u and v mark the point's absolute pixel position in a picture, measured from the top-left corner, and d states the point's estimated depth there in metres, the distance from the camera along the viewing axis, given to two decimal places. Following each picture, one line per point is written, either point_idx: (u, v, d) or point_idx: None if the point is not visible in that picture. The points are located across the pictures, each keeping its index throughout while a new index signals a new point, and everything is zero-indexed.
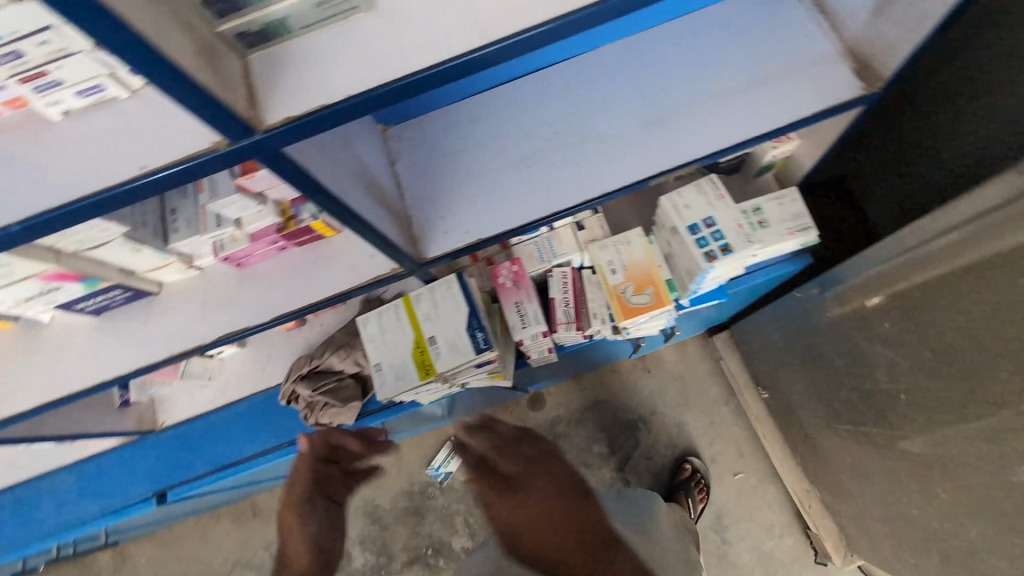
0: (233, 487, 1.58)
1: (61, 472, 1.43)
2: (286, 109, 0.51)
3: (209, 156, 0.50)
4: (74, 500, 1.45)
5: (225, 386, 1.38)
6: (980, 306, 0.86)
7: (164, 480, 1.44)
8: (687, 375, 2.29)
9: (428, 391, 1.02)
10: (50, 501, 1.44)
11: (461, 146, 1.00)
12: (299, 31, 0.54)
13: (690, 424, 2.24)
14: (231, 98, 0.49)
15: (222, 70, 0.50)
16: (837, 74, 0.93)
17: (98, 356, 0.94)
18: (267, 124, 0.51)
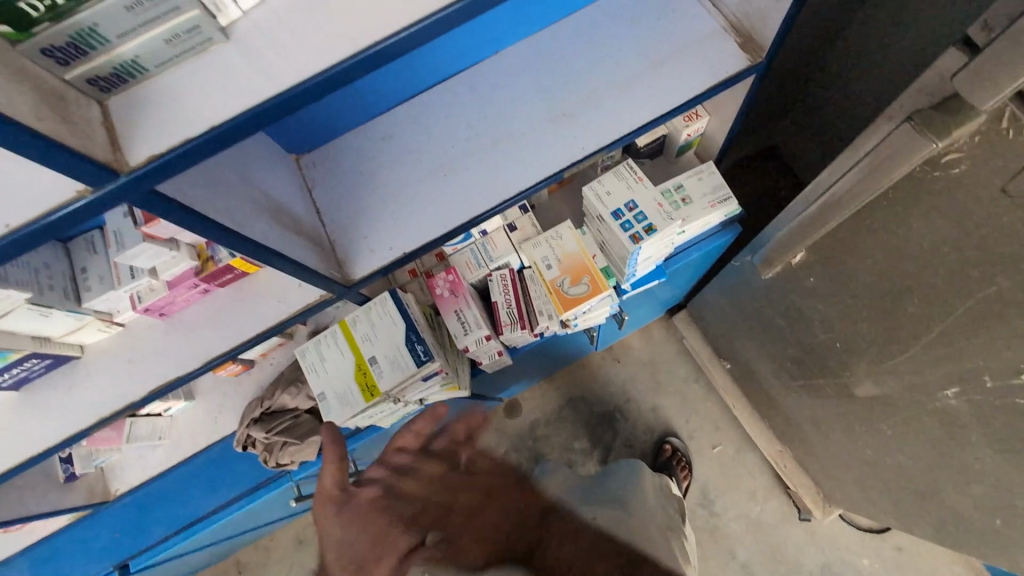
0: (204, 545, 1.51)
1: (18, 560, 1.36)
2: (151, 150, 0.51)
3: (77, 206, 0.50)
4: None
5: (177, 442, 1.33)
6: (875, 248, 0.92)
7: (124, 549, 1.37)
8: (654, 364, 2.32)
9: (379, 409, 1.03)
10: None
11: (376, 165, 1.01)
12: (157, 70, 0.54)
13: (667, 408, 2.28)
14: (90, 147, 0.48)
15: (75, 116, 0.49)
16: (723, 50, 0.97)
17: (28, 430, 0.90)
18: (131, 166, 0.51)
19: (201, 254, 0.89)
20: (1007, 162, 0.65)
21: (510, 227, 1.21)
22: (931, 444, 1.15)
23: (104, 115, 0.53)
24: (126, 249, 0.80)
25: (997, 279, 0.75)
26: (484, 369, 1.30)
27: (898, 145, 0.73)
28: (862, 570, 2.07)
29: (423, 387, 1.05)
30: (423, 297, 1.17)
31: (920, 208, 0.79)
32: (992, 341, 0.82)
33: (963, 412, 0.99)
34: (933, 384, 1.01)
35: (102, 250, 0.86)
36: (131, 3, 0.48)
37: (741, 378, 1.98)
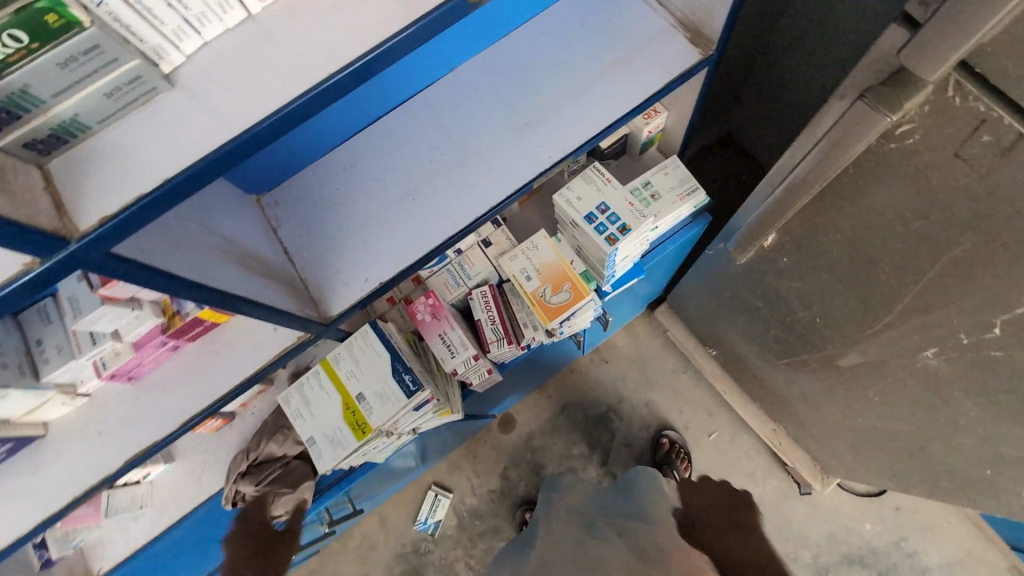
0: None
1: None
2: (102, 211, 0.48)
3: (26, 281, 0.46)
4: None
5: (162, 509, 1.26)
6: (841, 224, 0.94)
7: None
8: (642, 361, 2.34)
9: (372, 446, 1.00)
10: None
11: (342, 197, 0.98)
12: (100, 126, 0.51)
13: (660, 401, 2.29)
14: (34, 215, 0.45)
15: (16, 184, 0.46)
16: (674, 47, 0.99)
17: None
18: (82, 231, 0.47)
19: (166, 310, 0.85)
20: (958, 128, 0.67)
21: (485, 242, 1.20)
22: (916, 405, 1.19)
23: (46, 180, 0.49)
24: (84, 315, 0.76)
25: (958, 241, 0.78)
26: (475, 388, 1.28)
27: (854, 122, 0.75)
28: (866, 535, 2.11)
29: (416, 417, 1.02)
30: (404, 324, 1.14)
31: (880, 181, 0.81)
32: (962, 300, 0.85)
33: (942, 370, 1.03)
34: (911, 347, 1.04)
35: (58, 318, 0.81)
36: (64, 60, 0.45)
37: (727, 362, 2.01)
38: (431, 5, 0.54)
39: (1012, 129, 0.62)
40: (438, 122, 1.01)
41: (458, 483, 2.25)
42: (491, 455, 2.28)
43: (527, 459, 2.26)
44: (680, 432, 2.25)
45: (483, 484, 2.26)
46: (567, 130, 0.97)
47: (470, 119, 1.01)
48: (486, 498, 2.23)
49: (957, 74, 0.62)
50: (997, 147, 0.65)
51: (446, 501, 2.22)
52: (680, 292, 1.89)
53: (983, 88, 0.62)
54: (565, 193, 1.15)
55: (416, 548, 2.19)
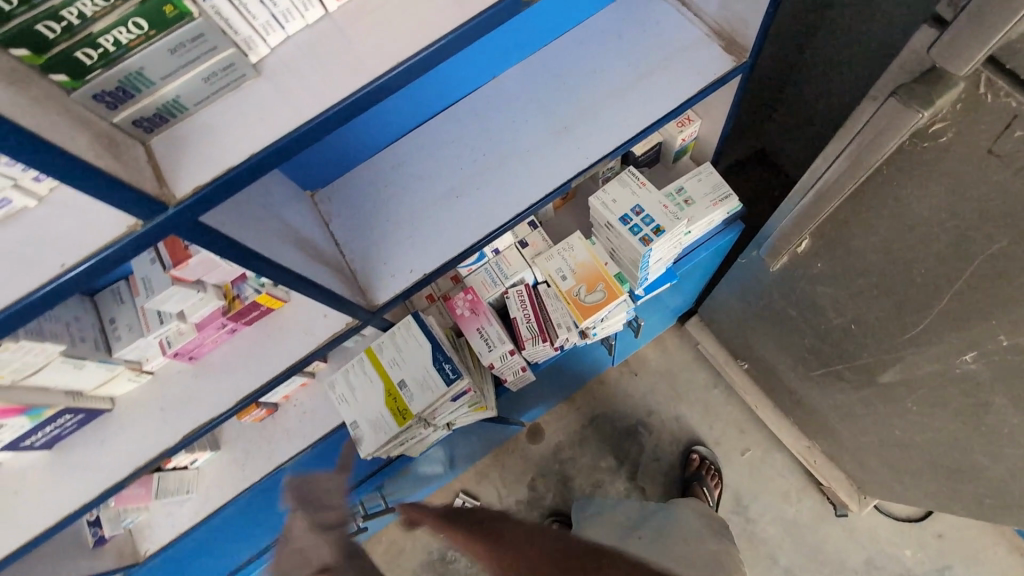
0: None
1: None
2: (195, 181, 0.54)
3: (127, 241, 0.52)
4: None
5: (207, 495, 1.31)
6: (877, 227, 0.94)
7: None
8: (671, 374, 2.32)
9: (410, 435, 1.03)
10: None
11: (390, 194, 1.04)
12: (196, 107, 0.58)
13: (690, 416, 2.26)
14: (139, 180, 0.51)
15: (124, 154, 0.52)
16: (707, 54, 1.02)
17: (68, 486, 0.89)
18: (177, 199, 0.53)
19: (227, 293, 0.91)
20: (990, 123, 0.67)
21: (521, 244, 1.24)
22: (956, 414, 1.16)
23: (147, 153, 0.56)
24: (156, 293, 0.82)
25: (994, 240, 0.78)
26: (509, 386, 1.31)
27: (885, 121, 0.75)
28: (908, 562, 2.01)
29: (453, 409, 1.05)
30: (443, 320, 1.18)
31: (918, 180, 0.81)
32: (1002, 300, 0.84)
33: (983, 375, 1.00)
34: (949, 351, 1.02)
35: (130, 299, 0.88)
36: (174, 46, 0.52)
37: (759, 376, 1.98)
38: (483, 6, 0.58)
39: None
40: (483, 125, 1.07)
41: (484, 491, 2.26)
42: (518, 465, 2.28)
43: (554, 469, 2.25)
44: (710, 447, 2.21)
45: (510, 493, 2.25)
46: (607, 131, 1.01)
47: (513, 123, 1.06)
48: (513, 507, 2.22)
49: (983, 69, 0.64)
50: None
51: (473, 509, 2.23)
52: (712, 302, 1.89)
53: (1014, 85, 0.62)
54: (602, 198, 1.18)
55: (443, 555, 2.19)
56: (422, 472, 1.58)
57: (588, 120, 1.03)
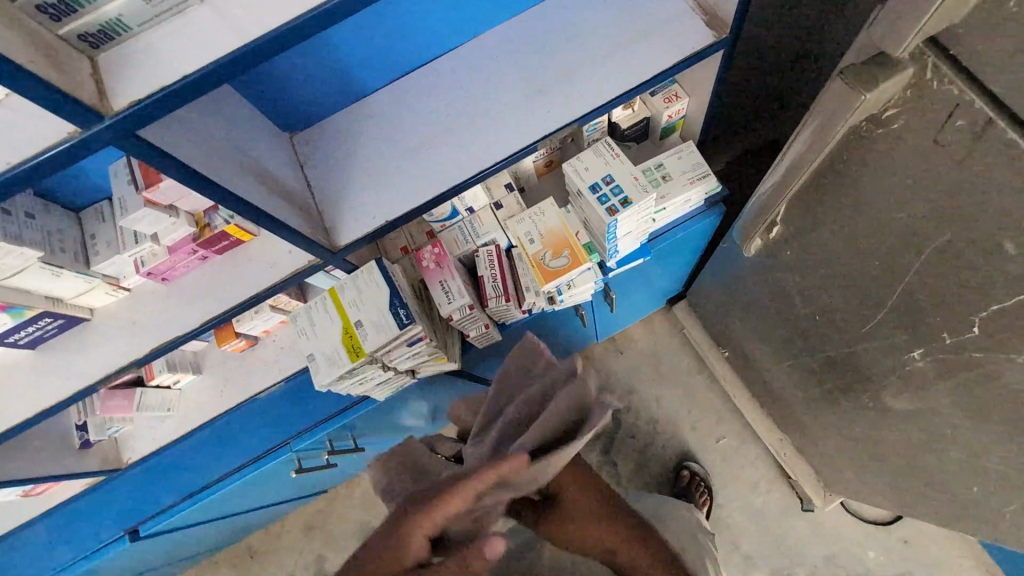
0: (212, 514, 1.58)
1: (33, 526, 1.41)
2: (131, 97, 0.59)
3: (68, 145, 0.58)
4: (45, 551, 1.43)
5: (186, 414, 1.41)
6: (836, 217, 0.94)
7: (136, 513, 1.45)
8: (656, 357, 2.34)
9: (364, 373, 1.09)
10: (23, 554, 1.42)
11: (363, 144, 1.07)
12: (140, 28, 0.62)
13: (670, 399, 2.29)
14: (75, 91, 0.56)
15: (64, 66, 0.57)
16: (690, 27, 1.02)
17: (47, 384, 0.98)
18: (116, 113, 0.58)
19: (198, 222, 0.97)
20: (934, 112, 0.67)
21: (496, 205, 1.27)
22: (902, 416, 1.16)
23: (93, 67, 0.61)
24: (130, 213, 0.88)
25: (935, 234, 0.78)
26: (474, 343, 1.35)
27: (835, 103, 0.73)
28: (868, 563, 2.04)
29: (409, 353, 1.10)
30: (411, 272, 1.22)
31: (868, 170, 0.81)
32: (941, 298, 0.84)
33: (925, 375, 1.00)
34: (898, 347, 1.01)
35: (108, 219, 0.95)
36: None
37: (738, 364, 1.99)
38: None
39: (983, 113, 0.61)
40: (457, 83, 1.08)
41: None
42: None
43: None
44: (685, 431, 2.24)
45: None
46: (579, 98, 1.03)
47: (488, 84, 1.07)
48: None
49: (924, 48, 0.63)
50: (970, 132, 0.64)
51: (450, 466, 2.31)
52: (699, 287, 1.89)
53: (957, 72, 0.61)
54: (576, 168, 1.18)
55: None
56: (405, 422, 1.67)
57: (562, 87, 1.05)
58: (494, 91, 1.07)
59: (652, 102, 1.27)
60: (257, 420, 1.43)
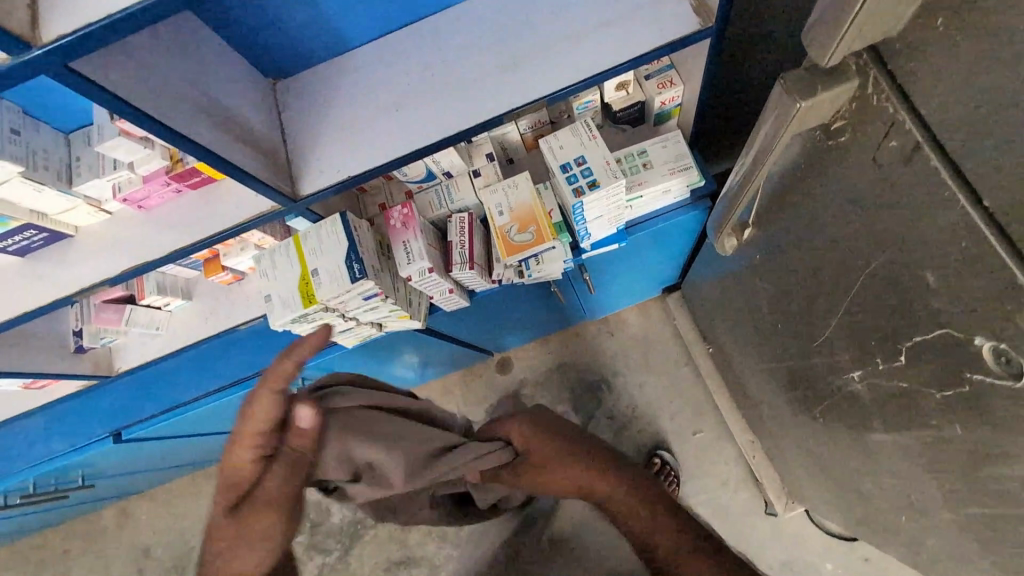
0: (191, 430, 1.73)
1: (29, 418, 1.56)
2: (59, 29, 0.62)
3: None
4: (40, 441, 1.59)
5: (172, 335, 1.51)
6: (796, 225, 0.90)
7: (121, 419, 1.60)
8: (645, 344, 2.31)
9: (319, 318, 1.14)
10: (21, 441, 1.58)
11: (337, 98, 1.10)
12: None
13: (653, 387, 2.27)
14: (5, 20, 0.60)
15: None
16: (678, 12, 1.00)
17: (29, 291, 1.07)
18: (44, 44, 0.62)
19: (173, 156, 1.02)
20: (873, 130, 0.66)
21: (475, 173, 1.27)
22: (847, 436, 1.12)
23: None
24: (106, 140, 0.94)
25: (873, 257, 0.74)
26: (441, 307, 1.39)
27: (777, 112, 0.72)
28: None
29: (365, 306, 1.15)
30: (380, 229, 1.25)
31: (819, 181, 0.79)
32: (877, 322, 0.80)
33: (865, 401, 0.96)
34: (844, 366, 0.98)
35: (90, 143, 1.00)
36: None
37: (720, 363, 1.95)
38: None
39: (913, 135, 0.61)
40: (439, 48, 1.09)
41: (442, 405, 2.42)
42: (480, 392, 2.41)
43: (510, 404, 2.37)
44: (662, 421, 2.24)
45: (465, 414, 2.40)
46: (555, 73, 1.01)
47: (468, 51, 1.07)
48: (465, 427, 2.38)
49: (866, 59, 0.63)
50: (902, 152, 0.63)
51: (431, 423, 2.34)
52: (690, 279, 1.85)
53: (894, 90, 0.61)
54: (553, 148, 1.18)
55: None
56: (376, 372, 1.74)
57: (540, 61, 1.03)
58: (473, 59, 1.07)
59: (646, 86, 1.22)
60: (232, 351, 1.52)
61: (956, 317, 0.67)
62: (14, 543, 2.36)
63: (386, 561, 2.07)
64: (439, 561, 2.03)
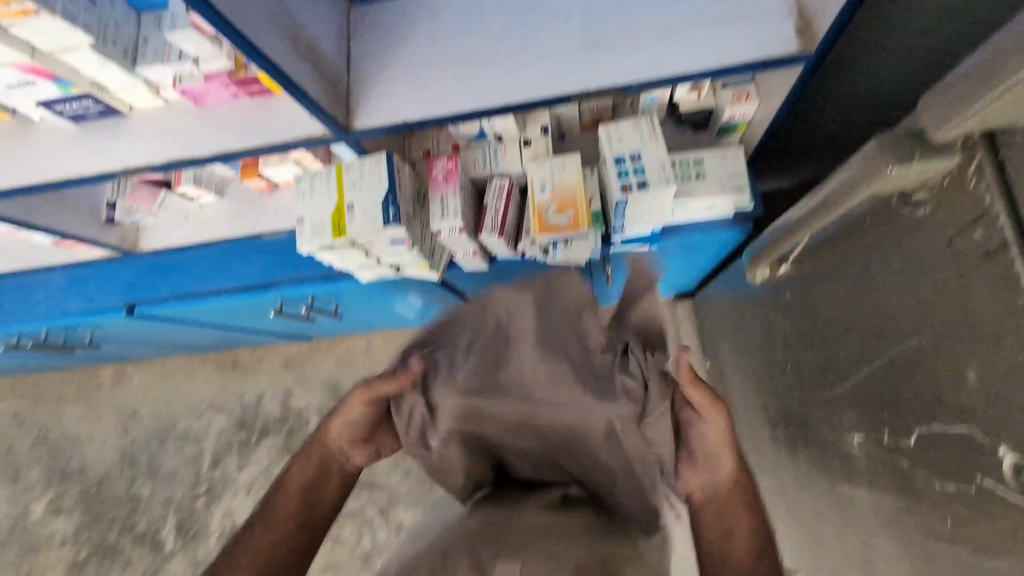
0: (202, 319, 1.78)
1: (60, 271, 1.64)
2: None
3: None
4: (62, 296, 1.65)
5: (199, 228, 1.55)
6: (841, 276, 0.90)
7: (134, 294, 1.61)
8: None
9: (345, 252, 1.16)
10: (46, 291, 1.65)
11: (415, 36, 1.08)
12: None
13: None
14: None
15: None
16: (779, 30, 0.96)
17: (76, 157, 1.09)
18: None
19: (237, 60, 1.01)
20: (962, 214, 0.66)
21: (525, 142, 1.26)
22: (824, 485, 1.11)
23: None
24: (177, 30, 0.94)
25: (917, 334, 0.74)
26: (461, 264, 1.40)
27: (870, 164, 0.74)
28: None
29: (393, 249, 1.16)
30: (421, 176, 1.25)
31: (888, 246, 0.79)
32: (897, 396, 0.80)
33: (856, 463, 0.95)
34: (843, 426, 0.97)
35: (160, 28, 1.00)
36: None
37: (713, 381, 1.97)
38: None
39: (1002, 233, 0.61)
40: (530, 8, 1.05)
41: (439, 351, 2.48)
42: None
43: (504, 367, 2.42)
44: None
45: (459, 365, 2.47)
46: (642, 64, 0.98)
47: (556, 20, 1.04)
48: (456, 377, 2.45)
49: (977, 141, 0.63)
50: (984, 246, 0.63)
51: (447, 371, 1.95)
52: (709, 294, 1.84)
53: (996, 178, 0.61)
54: (611, 138, 1.16)
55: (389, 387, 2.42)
56: (391, 305, 1.76)
57: (629, 47, 1.00)
58: (558, 28, 1.03)
59: (720, 94, 1.18)
60: (255, 251, 1.53)
61: (979, 415, 0.66)
62: (19, 378, 2.52)
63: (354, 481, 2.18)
64: (400, 493, 2.14)
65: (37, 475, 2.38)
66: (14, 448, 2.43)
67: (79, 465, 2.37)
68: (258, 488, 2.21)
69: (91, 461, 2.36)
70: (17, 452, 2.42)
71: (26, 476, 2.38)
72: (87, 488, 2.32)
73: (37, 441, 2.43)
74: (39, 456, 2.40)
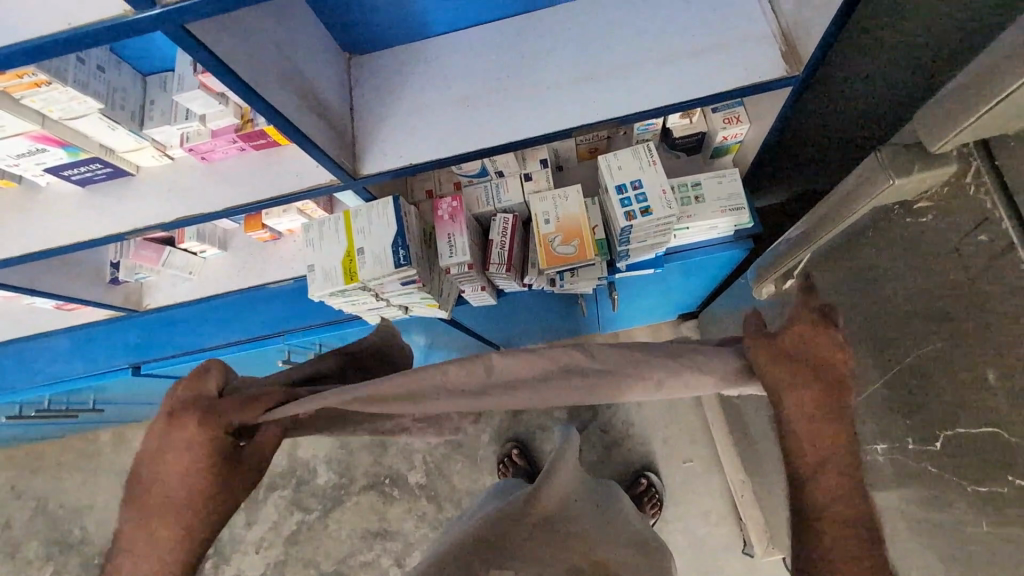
0: None
1: (57, 335, 1.60)
2: None
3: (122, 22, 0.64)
4: (64, 360, 1.63)
5: (203, 282, 1.54)
6: (848, 286, 0.91)
7: (141, 353, 1.63)
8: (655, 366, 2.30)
9: (355, 296, 1.17)
10: (47, 357, 1.62)
11: (414, 82, 1.11)
12: None
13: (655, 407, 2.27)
14: None
15: None
16: (766, 55, 1.00)
17: (84, 221, 1.10)
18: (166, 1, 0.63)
19: (243, 116, 1.03)
20: (963, 220, 0.68)
21: (526, 176, 1.28)
22: None
23: None
24: (185, 91, 0.96)
25: (932, 338, 0.75)
26: (469, 300, 1.40)
27: (867, 177, 0.76)
28: None
29: (403, 290, 1.17)
30: (426, 217, 1.27)
31: (893, 253, 0.80)
32: (919, 403, 0.80)
33: (881, 473, 0.93)
34: (864, 436, 0.96)
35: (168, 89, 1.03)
36: None
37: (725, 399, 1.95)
38: None
39: (1006, 235, 0.62)
40: (524, 49, 1.10)
41: None
42: None
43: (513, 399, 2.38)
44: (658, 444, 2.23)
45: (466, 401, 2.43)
46: (637, 95, 1.02)
47: (549, 59, 1.08)
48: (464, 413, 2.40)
49: (972, 150, 0.66)
50: (990, 248, 0.65)
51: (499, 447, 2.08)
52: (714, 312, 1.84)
53: (995, 184, 0.63)
54: (610, 167, 1.19)
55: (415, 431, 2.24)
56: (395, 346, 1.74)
57: (622, 79, 1.04)
58: (552, 66, 1.07)
59: (711, 118, 1.22)
60: (257, 303, 1.51)
61: (1004, 415, 0.66)
62: (14, 448, 2.43)
63: (366, 531, 2.10)
64: (414, 540, 2.07)
65: (37, 548, 2.28)
66: (13, 521, 2.34)
67: (80, 534, 2.28)
68: (268, 546, 2.13)
69: (93, 530, 2.27)
70: (17, 524, 2.33)
71: (26, 549, 2.29)
72: (90, 559, 2.23)
73: (36, 512, 2.34)
74: (40, 528, 2.31)
